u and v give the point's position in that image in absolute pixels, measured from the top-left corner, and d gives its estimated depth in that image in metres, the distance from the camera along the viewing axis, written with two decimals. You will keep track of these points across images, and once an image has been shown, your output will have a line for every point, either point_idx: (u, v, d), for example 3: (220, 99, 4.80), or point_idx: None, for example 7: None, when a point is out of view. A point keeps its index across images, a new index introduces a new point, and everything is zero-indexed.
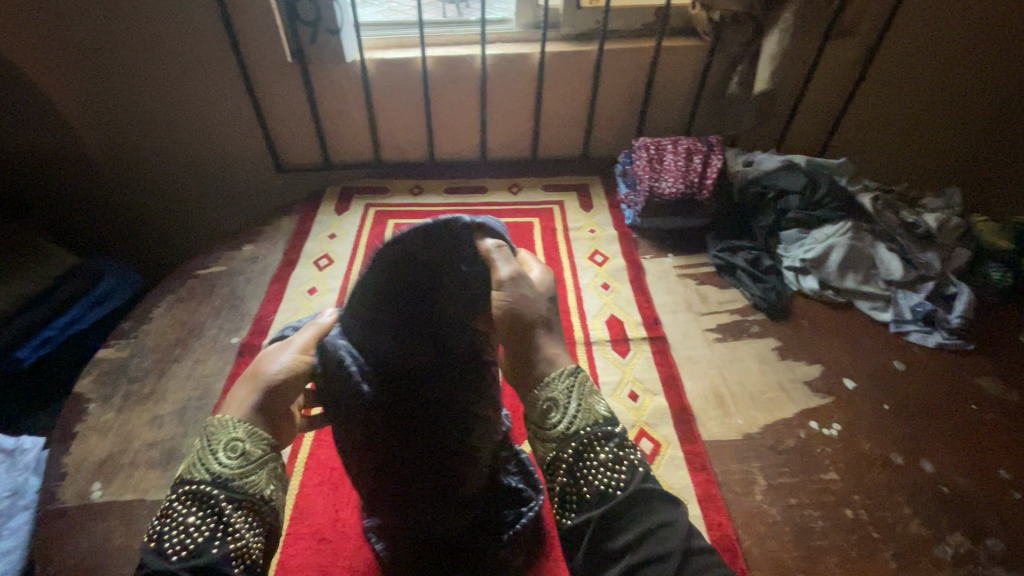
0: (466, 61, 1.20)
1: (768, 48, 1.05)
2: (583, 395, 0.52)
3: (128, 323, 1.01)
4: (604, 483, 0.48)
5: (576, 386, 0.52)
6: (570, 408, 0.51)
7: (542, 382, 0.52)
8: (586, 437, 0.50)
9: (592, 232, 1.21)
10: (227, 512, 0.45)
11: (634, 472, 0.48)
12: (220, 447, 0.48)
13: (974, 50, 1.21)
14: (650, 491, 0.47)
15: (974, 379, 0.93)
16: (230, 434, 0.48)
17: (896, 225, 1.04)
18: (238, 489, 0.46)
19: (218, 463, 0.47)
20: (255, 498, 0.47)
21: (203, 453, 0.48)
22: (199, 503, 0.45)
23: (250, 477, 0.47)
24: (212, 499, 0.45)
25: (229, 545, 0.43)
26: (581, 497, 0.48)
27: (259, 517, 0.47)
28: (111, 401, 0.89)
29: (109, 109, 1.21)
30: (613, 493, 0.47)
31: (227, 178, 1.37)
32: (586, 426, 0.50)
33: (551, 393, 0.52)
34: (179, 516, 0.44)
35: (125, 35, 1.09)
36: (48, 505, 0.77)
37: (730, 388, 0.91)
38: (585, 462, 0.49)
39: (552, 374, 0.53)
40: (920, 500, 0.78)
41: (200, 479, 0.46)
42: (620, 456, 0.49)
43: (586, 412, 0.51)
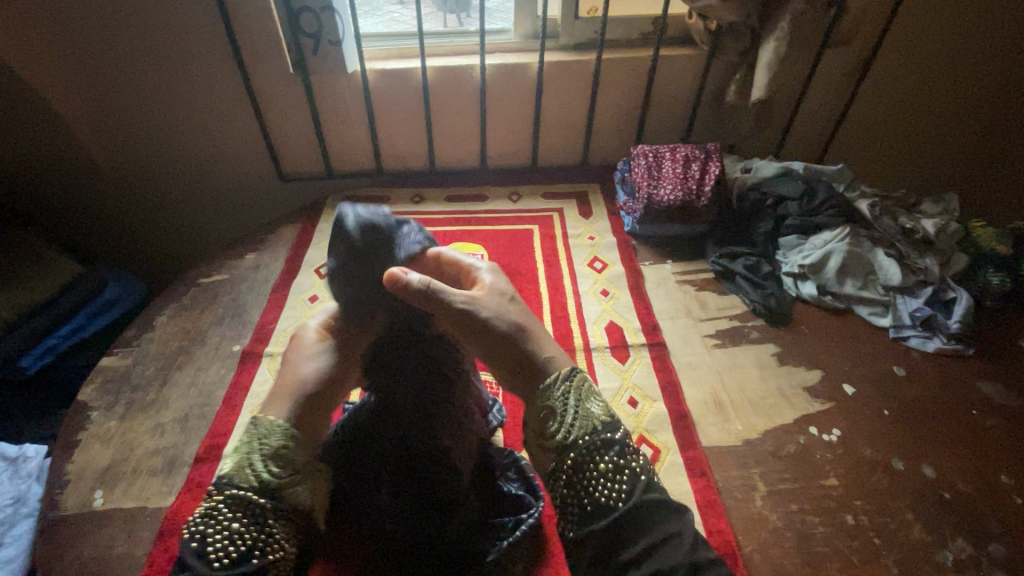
0: (466, 71, 1.21)
1: (765, 57, 1.06)
2: (579, 401, 0.57)
3: (131, 331, 1.02)
4: (606, 495, 0.51)
5: (572, 394, 0.57)
6: (568, 418, 0.56)
7: (542, 390, 0.58)
8: (585, 446, 0.54)
9: (591, 239, 1.21)
10: (269, 518, 0.55)
11: (634, 481, 0.52)
12: (267, 457, 0.57)
13: (969, 57, 1.22)
14: (650, 501, 0.51)
15: (975, 385, 0.93)
16: (274, 443, 0.58)
17: (893, 231, 1.06)
18: (281, 500, 0.56)
19: (263, 472, 0.56)
20: (291, 507, 0.57)
21: (248, 459, 0.57)
22: (245, 511, 0.54)
23: (289, 487, 0.58)
24: (257, 507, 0.55)
25: (266, 554, 0.53)
26: (582, 508, 0.52)
27: (293, 526, 0.57)
28: (113, 409, 0.90)
29: (115, 120, 1.22)
30: (615, 504, 0.51)
31: (230, 188, 1.38)
32: (582, 436, 0.55)
33: (550, 401, 0.57)
34: (226, 522, 0.53)
35: (131, 48, 1.11)
36: (50, 512, 0.77)
37: (730, 395, 0.91)
38: (585, 471, 0.53)
39: (550, 380, 0.58)
40: (921, 506, 0.77)
41: (247, 487, 0.56)
42: (619, 466, 0.53)
43: (583, 421, 0.55)
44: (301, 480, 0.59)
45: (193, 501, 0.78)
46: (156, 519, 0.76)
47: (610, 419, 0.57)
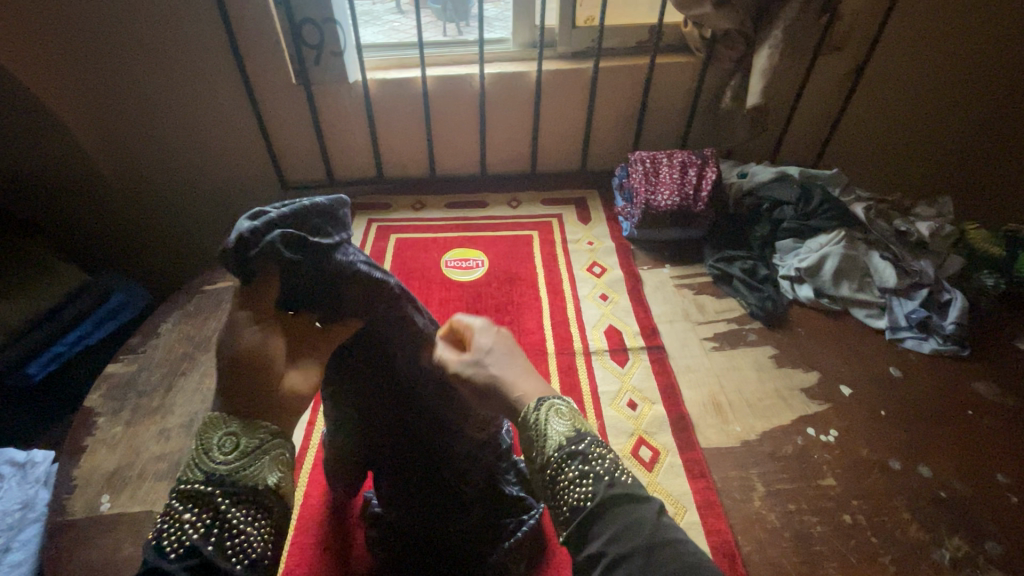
0: (466, 80, 1.23)
1: (759, 63, 1.08)
2: (542, 416, 0.53)
3: (137, 338, 1.04)
4: (575, 501, 0.48)
5: (536, 411, 0.54)
6: (535, 438, 0.53)
7: (515, 416, 0.55)
8: (551, 461, 0.51)
9: (590, 244, 1.23)
10: (225, 504, 0.45)
11: (599, 482, 0.48)
12: (213, 445, 0.48)
13: (961, 61, 1.24)
14: (617, 496, 0.47)
15: (970, 385, 0.94)
16: (223, 429, 0.49)
17: (888, 233, 1.07)
18: (237, 483, 0.46)
19: (213, 458, 0.47)
20: (255, 490, 0.46)
21: (198, 451, 0.47)
22: (196, 500, 0.45)
23: (247, 469, 0.47)
24: (208, 495, 0.45)
25: (227, 541, 0.43)
26: (561, 517, 0.49)
27: (262, 508, 0.46)
28: (119, 415, 0.91)
29: (121, 130, 1.24)
30: (584, 505, 0.48)
31: (232, 195, 1.40)
32: (551, 452, 0.51)
33: (520, 426, 0.54)
34: (176, 514, 0.44)
35: (137, 60, 1.13)
36: (58, 516, 0.78)
37: (728, 397, 0.93)
38: (557, 484, 0.50)
39: (519, 406, 0.55)
40: (918, 505, 0.78)
41: (194, 478, 0.46)
42: (587, 470, 0.49)
43: (547, 435, 0.52)
44: (262, 457, 0.48)
45: None
46: None
47: (578, 425, 0.53)
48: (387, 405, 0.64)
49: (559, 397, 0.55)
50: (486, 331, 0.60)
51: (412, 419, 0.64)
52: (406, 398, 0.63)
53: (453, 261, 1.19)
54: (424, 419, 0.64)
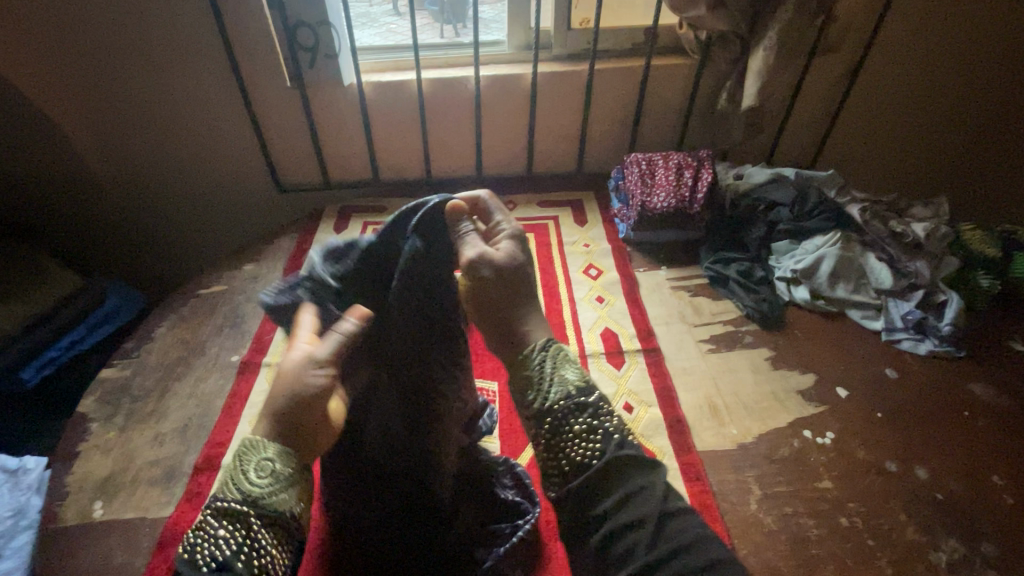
0: (461, 82, 1.23)
1: (754, 65, 1.08)
2: (556, 366, 0.56)
3: (131, 342, 1.03)
4: (580, 454, 0.50)
5: (548, 359, 0.56)
6: (545, 387, 0.54)
7: (522, 358, 0.57)
8: (560, 411, 0.52)
9: (587, 247, 1.23)
10: (257, 523, 0.48)
11: (609, 440, 0.50)
12: (251, 467, 0.50)
13: (958, 62, 1.24)
14: (626, 456, 0.49)
15: (966, 386, 0.94)
16: (260, 454, 0.51)
17: (884, 234, 1.06)
18: (269, 506, 0.49)
19: (250, 481, 0.50)
20: (283, 516, 0.50)
21: (235, 471, 0.50)
22: (231, 518, 0.48)
23: (280, 495, 0.50)
24: (242, 515, 0.48)
25: (254, 561, 0.46)
26: (561, 471, 0.51)
27: (287, 534, 0.50)
28: (113, 420, 0.90)
29: (116, 133, 1.24)
30: (589, 462, 0.49)
31: (227, 199, 1.39)
32: (558, 400, 0.53)
33: (528, 370, 0.56)
34: (211, 529, 0.47)
35: (130, 63, 1.13)
36: (50, 523, 0.77)
37: (725, 399, 0.92)
38: (561, 435, 0.52)
39: (527, 351, 0.57)
40: (915, 507, 0.78)
41: (231, 497, 0.49)
42: (595, 425, 0.51)
43: (560, 387, 0.54)
44: (295, 483, 0.52)
45: (194, 511, 0.79)
46: (156, 530, 0.77)
47: (588, 382, 0.55)
48: (400, 412, 0.65)
49: (568, 344, 0.58)
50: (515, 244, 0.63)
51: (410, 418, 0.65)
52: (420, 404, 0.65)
53: None
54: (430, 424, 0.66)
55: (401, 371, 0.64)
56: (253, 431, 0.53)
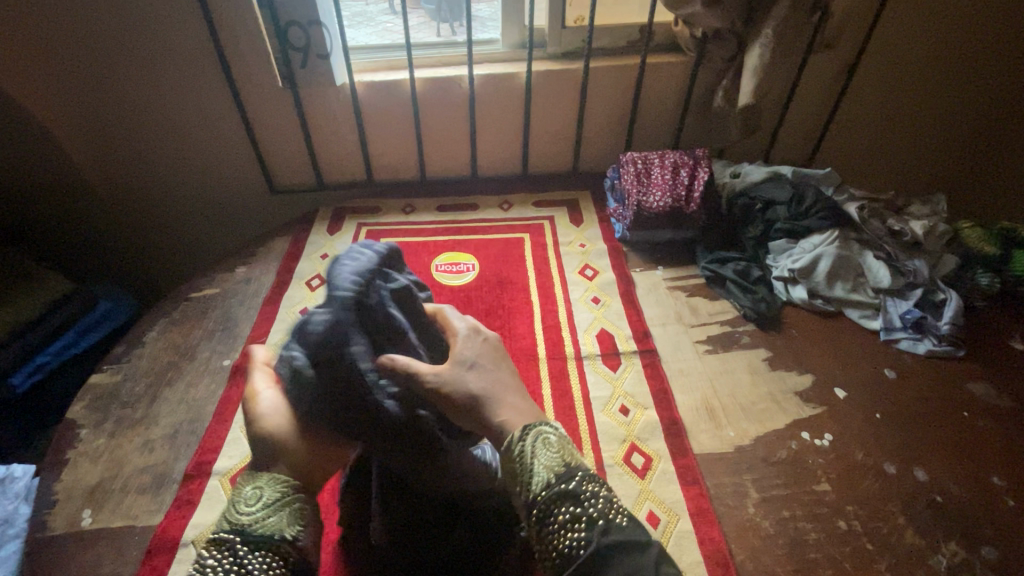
0: (455, 81, 1.22)
1: (750, 63, 1.07)
2: (535, 458, 0.55)
3: (121, 347, 1.02)
4: (567, 545, 0.50)
5: (525, 451, 0.56)
6: (527, 479, 0.55)
7: (504, 451, 0.57)
8: (544, 502, 0.53)
9: (582, 247, 1.21)
10: (246, 552, 0.54)
11: (592, 527, 0.50)
12: (242, 498, 0.58)
13: (956, 56, 1.23)
14: (609, 544, 0.49)
15: (966, 386, 0.93)
16: (252, 483, 0.59)
17: (882, 233, 1.06)
18: (256, 534, 0.55)
19: (240, 510, 0.57)
20: (270, 540, 0.55)
21: (231, 504, 0.59)
22: (221, 547, 0.55)
23: (269, 519, 0.57)
24: (232, 543, 0.55)
25: None
26: (553, 562, 0.51)
27: (277, 556, 0.55)
28: (103, 427, 0.89)
29: (107, 136, 1.23)
30: (576, 553, 0.49)
31: (219, 200, 1.38)
32: (540, 490, 0.54)
33: (510, 464, 0.56)
34: (204, 559, 0.54)
35: (118, 65, 1.12)
36: (38, 532, 0.76)
37: (722, 401, 0.91)
38: (548, 527, 0.52)
39: (507, 443, 0.57)
40: (914, 510, 0.77)
41: (224, 527, 0.57)
42: (577, 514, 0.52)
43: (541, 476, 0.54)
44: (282, 509, 0.58)
45: (184, 518, 0.78)
46: (145, 538, 0.76)
47: (571, 465, 0.56)
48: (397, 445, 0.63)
49: (548, 426, 0.58)
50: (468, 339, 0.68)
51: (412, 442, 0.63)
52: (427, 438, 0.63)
53: (443, 265, 1.17)
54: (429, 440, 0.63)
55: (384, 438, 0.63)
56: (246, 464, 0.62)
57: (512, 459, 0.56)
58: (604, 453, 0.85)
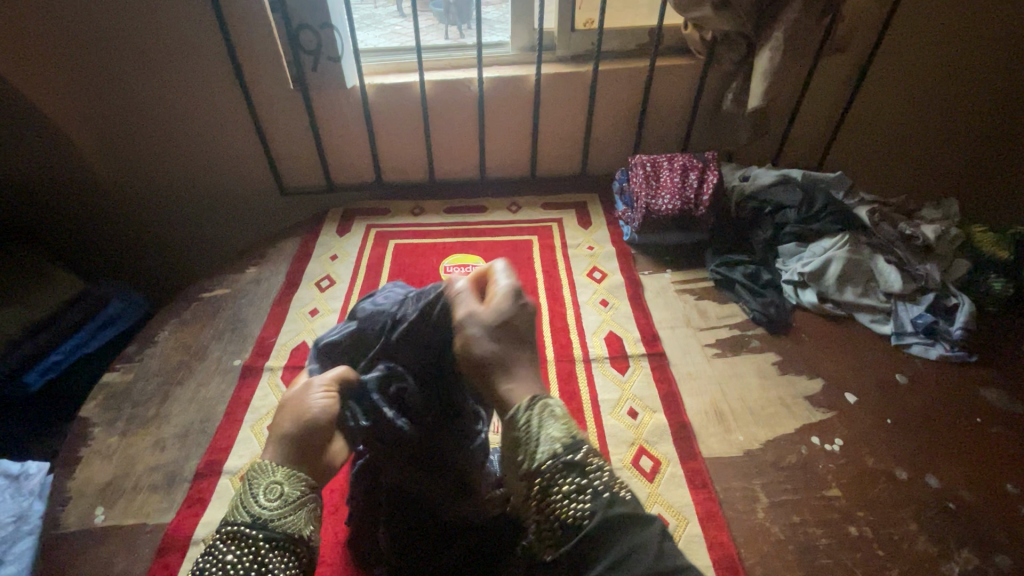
0: (465, 84, 1.22)
1: (761, 65, 1.06)
2: (542, 428, 0.53)
3: (133, 347, 1.03)
4: (572, 515, 0.48)
5: (533, 420, 0.54)
6: (532, 446, 0.53)
7: (508, 419, 0.55)
8: (549, 472, 0.51)
9: (590, 249, 1.21)
10: (265, 548, 0.53)
11: (598, 499, 0.48)
12: (261, 490, 0.56)
13: (967, 59, 1.22)
14: (616, 518, 0.47)
15: (979, 392, 0.92)
16: (270, 479, 0.57)
17: (893, 236, 1.05)
18: (276, 529, 0.54)
19: (258, 504, 0.55)
20: (291, 537, 0.54)
21: (245, 496, 0.56)
22: (238, 542, 0.53)
23: (288, 516, 0.55)
24: (250, 537, 0.53)
25: None
26: (557, 534, 0.49)
27: (295, 556, 0.54)
28: (115, 425, 0.90)
29: (120, 138, 1.24)
30: (581, 523, 0.47)
31: (229, 202, 1.39)
32: (546, 459, 0.51)
33: (514, 431, 0.54)
34: (220, 553, 0.52)
35: (133, 68, 1.13)
36: (51, 529, 0.77)
37: (731, 405, 0.91)
38: (551, 497, 0.50)
39: (513, 411, 0.55)
40: (926, 516, 0.76)
41: (240, 520, 0.54)
42: (583, 485, 0.49)
43: (547, 445, 0.52)
44: (300, 506, 0.56)
45: (195, 516, 0.78)
46: (156, 536, 0.76)
47: (576, 437, 0.53)
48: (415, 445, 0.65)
49: (554, 398, 0.56)
50: (508, 297, 0.60)
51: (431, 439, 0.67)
52: (448, 431, 0.67)
53: (451, 267, 1.17)
54: (452, 438, 0.68)
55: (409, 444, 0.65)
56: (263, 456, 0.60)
57: (516, 427, 0.54)
58: (611, 457, 0.85)
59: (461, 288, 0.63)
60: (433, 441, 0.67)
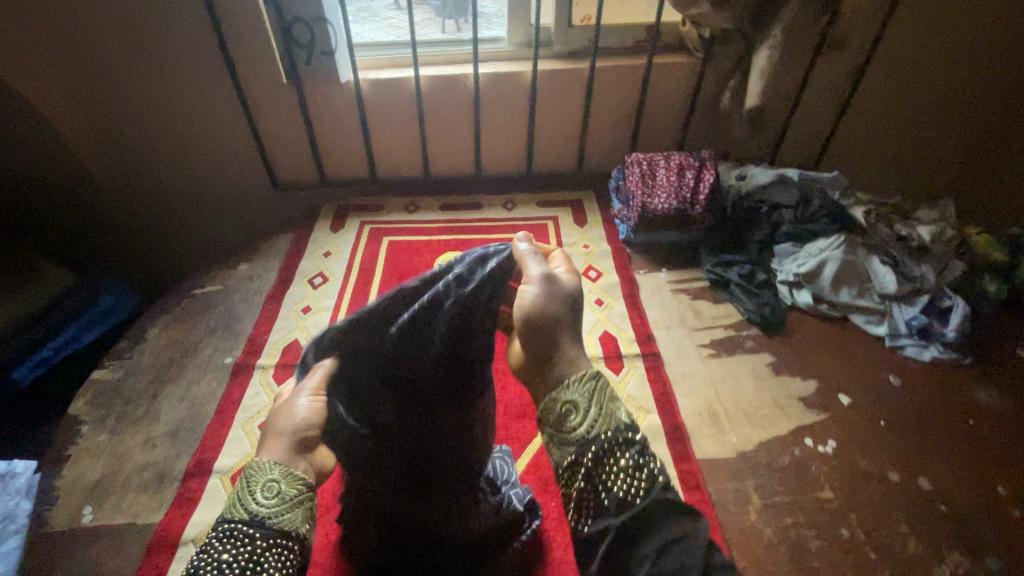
0: (460, 79, 1.21)
1: (759, 64, 1.06)
2: (603, 399, 0.51)
3: (123, 343, 1.02)
4: (624, 490, 0.46)
5: (595, 391, 0.52)
6: (589, 413, 0.51)
7: (562, 386, 0.53)
8: (606, 442, 0.49)
9: (586, 248, 1.21)
10: (261, 549, 0.48)
11: (655, 480, 0.46)
12: (258, 487, 0.51)
13: (966, 59, 1.21)
14: (671, 502, 0.45)
15: (972, 394, 0.92)
16: (268, 476, 0.52)
17: (889, 237, 1.04)
18: (274, 528, 0.49)
19: (256, 501, 0.50)
20: (290, 536, 0.49)
21: (242, 492, 0.51)
22: (234, 540, 0.48)
23: (286, 515, 0.50)
24: (247, 535, 0.48)
25: None
26: (598, 503, 0.47)
27: (292, 556, 0.49)
28: (105, 423, 0.89)
29: (111, 131, 1.22)
30: (634, 499, 0.45)
31: (222, 197, 1.38)
32: (604, 430, 0.49)
33: (570, 397, 0.52)
34: (214, 552, 0.47)
35: (122, 60, 1.11)
36: (39, 528, 0.76)
37: (724, 405, 0.91)
38: (604, 467, 0.48)
39: (572, 379, 0.53)
40: (918, 519, 0.76)
41: (238, 517, 0.49)
42: (642, 463, 0.47)
43: (605, 417, 0.50)
44: (298, 507, 0.51)
45: (185, 516, 0.78)
46: (146, 536, 0.76)
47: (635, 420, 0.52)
48: (413, 449, 0.61)
49: None
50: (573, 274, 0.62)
51: (428, 450, 0.61)
52: (441, 435, 0.61)
53: None
54: (453, 453, 0.63)
55: (410, 445, 0.60)
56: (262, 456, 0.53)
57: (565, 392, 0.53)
58: None
59: (524, 251, 0.61)
60: (430, 448, 0.61)
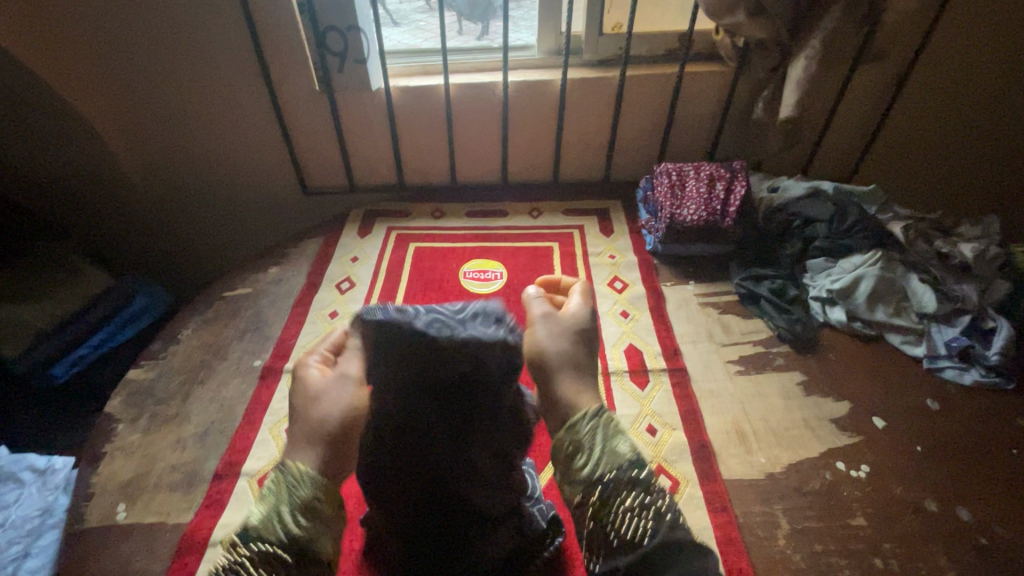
0: (488, 87, 1.21)
1: (794, 74, 1.03)
2: (607, 439, 0.54)
3: (157, 344, 1.05)
4: (631, 532, 0.48)
5: (599, 430, 0.55)
6: (594, 453, 0.53)
7: (567, 425, 0.56)
8: (611, 481, 0.51)
9: (612, 258, 1.20)
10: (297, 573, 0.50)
11: (660, 521, 0.48)
12: (298, 505, 0.51)
13: (1014, 70, 1.16)
14: (674, 543, 0.47)
15: (1015, 421, 0.88)
16: (307, 493, 0.52)
17: (929, 255, 1.00)
18: (310, 553, 0.51)
19: (294, 523, 0.51)
20: (324, 559, 0.51)
21: (280, 508, 0.51)
22: (271, 563, 0.49)
23: (322, 538, 0.52)
24: (284, 558, 0.49)
25: None
26: (606, 545, 0.49)
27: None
28: (138, 422, 0.92)
29: (149, 135, 1.26)
30: (639, 541, 0.48)
31: (252, 201, 1.41)
32: (608, 470, 0.52)
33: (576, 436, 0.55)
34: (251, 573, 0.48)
35: (162, 66, 1.14)
36: (74, 524, 0.79)
37: (753, 425, 0.89)
38: (611, 508, 0.50)
39: (576, 417, 0.56)
40: (957, 551, 0.74)
41: (274, 539, 0.50)
42: (645, 503, 0.49)
43: (610, 456, 0.53)
44: (330, 528, 0.53)
45: (213, 518, 0.79)
46: (176, 536, 0.78)
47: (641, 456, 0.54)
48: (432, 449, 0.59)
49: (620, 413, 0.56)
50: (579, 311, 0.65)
51: (444, 451, 0.59)
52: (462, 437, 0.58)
53: (471, 272, 1.17)
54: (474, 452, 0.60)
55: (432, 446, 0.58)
56: (305, 463, 0.54)
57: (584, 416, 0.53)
58: None
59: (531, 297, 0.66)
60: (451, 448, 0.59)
